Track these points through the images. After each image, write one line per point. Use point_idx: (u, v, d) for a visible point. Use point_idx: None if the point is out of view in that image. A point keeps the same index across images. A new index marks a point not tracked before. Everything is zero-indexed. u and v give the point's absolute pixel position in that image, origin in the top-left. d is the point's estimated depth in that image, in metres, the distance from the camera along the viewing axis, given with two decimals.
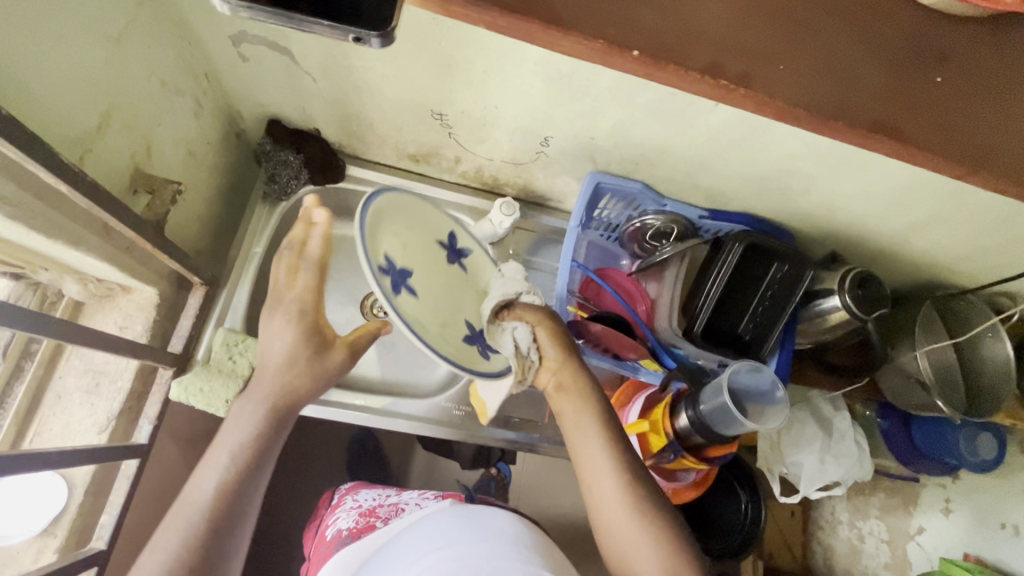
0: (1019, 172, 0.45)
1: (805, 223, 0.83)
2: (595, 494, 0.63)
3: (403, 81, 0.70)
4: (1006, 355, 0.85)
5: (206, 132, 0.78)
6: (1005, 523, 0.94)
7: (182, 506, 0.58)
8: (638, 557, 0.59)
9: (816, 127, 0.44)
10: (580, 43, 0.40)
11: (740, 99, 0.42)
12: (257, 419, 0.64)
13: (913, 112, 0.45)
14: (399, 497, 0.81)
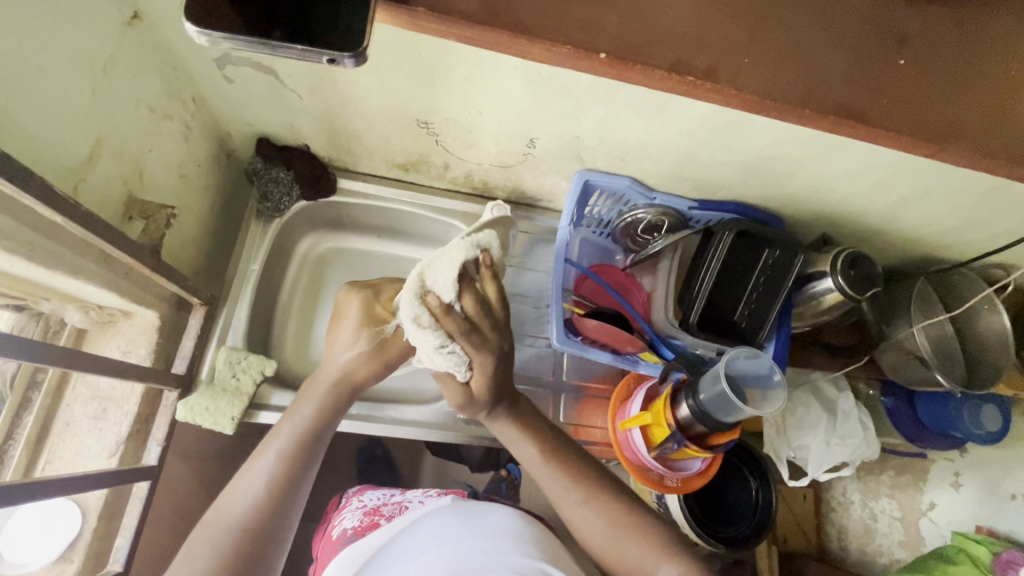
0: (987, 147, 0.47)
1: (794, 207, 0.84)
2: (558, 502, 0.66)
3: (388, 92, 0.71)
4: (1002, 326, 0.85)
5: (196, 154, 0.79)
6: (1013, 494, 0.99)
7: (240, 481, 0.59)
8: (608, 550, 0.63)
9: (786, 116, 0.45)
10: (548, 49, 0.42)
11: (706, 93, 0.44)
12: (322, 397, 0.66)
13: (881, 95, 0.46)
14: (403, 496, 0.81)
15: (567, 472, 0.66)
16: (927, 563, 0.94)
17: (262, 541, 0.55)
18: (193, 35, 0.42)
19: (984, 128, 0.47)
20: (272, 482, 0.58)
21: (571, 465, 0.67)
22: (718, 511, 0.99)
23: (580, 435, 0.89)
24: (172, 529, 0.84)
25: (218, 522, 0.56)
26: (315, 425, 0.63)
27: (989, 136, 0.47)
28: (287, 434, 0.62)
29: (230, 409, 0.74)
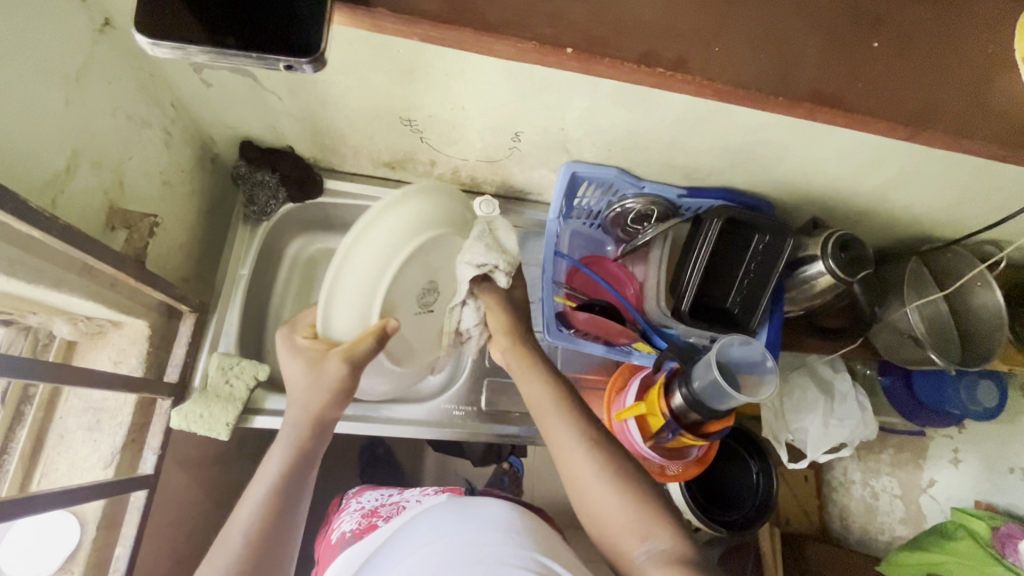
0: (962, 127, 0.48)
1: (783, 191, 0.83)
2: (576, 480, 0.61)
3: (368, 90, 0.70)
4: (996, 303, 0.85)
5: (179, 160, 0.78)
6: (1012, 468, 0.99)
7: (224, 535, 0.56)
8: (600, 510, 0.59)
9: (759, 103, 0.46)
10: (512, 44, 0.43)
11: (678, 83, 0.45)
12: (293, 434, 0.63)
13: (855, 78, 0.47)
14: (401, 496, 0.82)
15: (576, 421, 0.64)
16: (927, 540, 0.96)
17: None
18: (162, 52, 0.42)
19: (959, 107, 0.48)
20: (252, 534, 0.56)
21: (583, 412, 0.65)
22: (719, 496, 0.99)
23: None
24: (175, 535, 0.84)
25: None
26: (293, 465, 0.60)
27: (965, 115, 0.48)
28: (266, 480, 0.59)
29: (224, 415, 0.74)
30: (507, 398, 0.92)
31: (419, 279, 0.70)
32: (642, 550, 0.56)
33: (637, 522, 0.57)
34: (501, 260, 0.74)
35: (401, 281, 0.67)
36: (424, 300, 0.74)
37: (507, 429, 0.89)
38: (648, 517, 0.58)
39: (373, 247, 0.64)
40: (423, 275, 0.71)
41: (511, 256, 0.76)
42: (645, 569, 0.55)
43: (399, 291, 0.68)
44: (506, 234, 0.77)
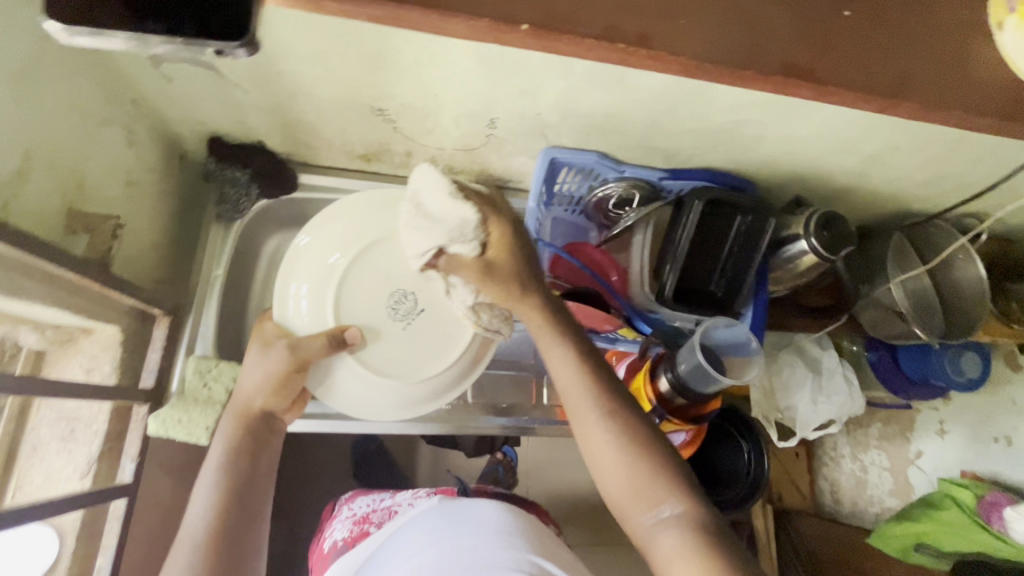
0: (937, 98, 0.47)
1: (764, 171, 0.82)
2: (588, 439, 0.57)
3: (336, 80, 0.67)
4: (978, 274, 0.84)
5: (145, 159, 0.75)
6: (996, 437, 1.00)
7: (177, 547, 0.63)
8: (606, 471, 0.56)
9: (728, 77, 0.45)
10: (467, 24, 0.41)
11: (644, 59, 0.43)
12: (234, 429, 0.70)
13: (827, 49, 0.46)
14: (393, 499, 0.81)
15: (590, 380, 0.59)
16: (914, 511, 0.97)
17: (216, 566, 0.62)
18: (72, 37, 0.40)
19: (934, 79, 0.47)
20: (206, 526, 0.64)
21: (601, 376, 0.60)
22: (711, 477, 1.00)
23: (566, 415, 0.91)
24: (163, 540, 0.83)
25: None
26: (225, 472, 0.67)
27: (942, 85, 0.47)
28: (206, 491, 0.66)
29: (204, 419, 0.73)
30: (496, 389, 0.92)
31: (382, 272, 0.76)
32: (653, 517, 0.53)
33: (646, 492, 0.54)
34: (439, 235, 0.66)
35: (355, 275, 0.75)
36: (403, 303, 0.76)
37: (499, 421, 0.88)
38: (661, 486, 0.54)
39: (327, 243, 0.76)
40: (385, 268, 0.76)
41: (449, 224, 0.65)
42: (657, 535, 0.53)
43: (373, 288, 0.76)
44: (436, 198, 0.66)
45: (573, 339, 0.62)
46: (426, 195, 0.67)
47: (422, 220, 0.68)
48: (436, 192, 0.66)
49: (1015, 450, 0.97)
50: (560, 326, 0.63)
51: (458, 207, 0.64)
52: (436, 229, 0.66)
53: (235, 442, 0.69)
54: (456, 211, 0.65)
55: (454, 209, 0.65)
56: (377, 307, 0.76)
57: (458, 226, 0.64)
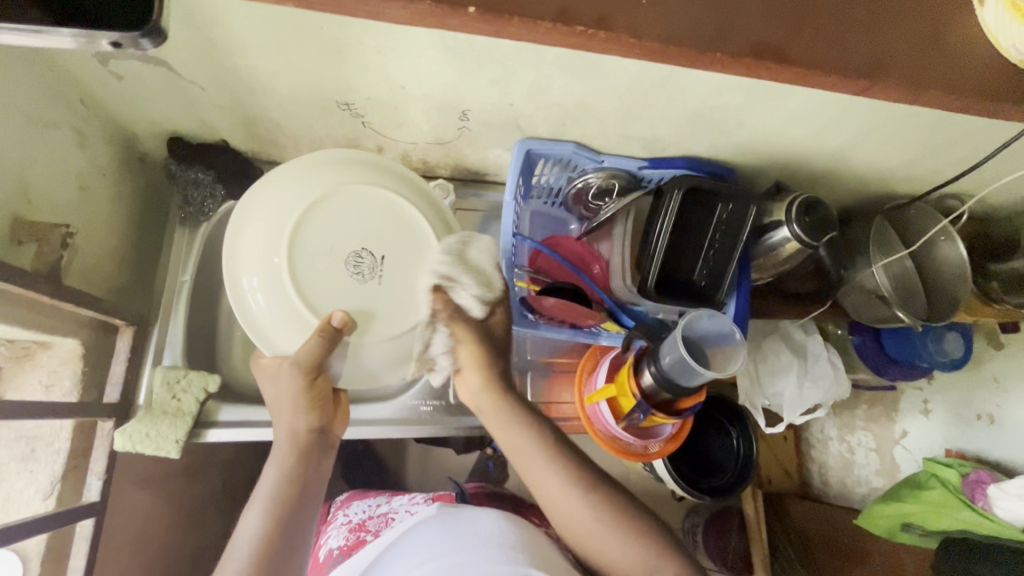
0: (917, 77, 0.45)
1: (744, 157, 0.81)
2: (575, 528, 0.63)
3: (297, 75, 0.64)
4: (959, 256, 0.84)
5: (99, 163, 0.72)
6: (979, 414, 1.01)
7: (225, 563, 0.59)
8: (600, 553, 0.62)
9: (691, 61, 0.43)
10: (407, 8, 0.40)
11: (604, 41, 0.41)
12: (286, 449, 0.69)
13: (803, 28, 0.44)
14: (388, 506, 0.83)
15: (565, 470, 0.66)
16: (901, 492, 0.98)
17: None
18: None
19: (912, 55, 0.45)
20: (261, 538, 0.60)
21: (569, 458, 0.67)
22: (702, 465, 0.99)
23: (552, 413, 0.89)
24: (141, 556, 0.81)
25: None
26: (278, 494, 0.64)
27: (918, 62, 0.45)
28: (257, 510, 0.63)
29: (173, 432, 0.70)
30: None
31: (336, 241, 0.70)
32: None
33: (625, 556, 0.61)
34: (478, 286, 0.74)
35: (303, 264, 0.68)
36: (363, 257, 0.70)
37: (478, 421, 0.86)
38: (636, 544, 0.62)
39: (264, 246, 0.68)
40: (337, 237, 0.70)
41: (482, 280, 0.74)
42: None
43: (322, 273, 0.69)
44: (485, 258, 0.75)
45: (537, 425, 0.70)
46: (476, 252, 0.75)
47: (460, 266, 0.74)
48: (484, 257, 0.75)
49: (996, 427, 0.97)
50: (515, 413, 0.71)
51: (493, 280, 0.76)
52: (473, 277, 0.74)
53: (288, 467, 0.67)
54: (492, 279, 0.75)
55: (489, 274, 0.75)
56: (344, 281, 0.70)
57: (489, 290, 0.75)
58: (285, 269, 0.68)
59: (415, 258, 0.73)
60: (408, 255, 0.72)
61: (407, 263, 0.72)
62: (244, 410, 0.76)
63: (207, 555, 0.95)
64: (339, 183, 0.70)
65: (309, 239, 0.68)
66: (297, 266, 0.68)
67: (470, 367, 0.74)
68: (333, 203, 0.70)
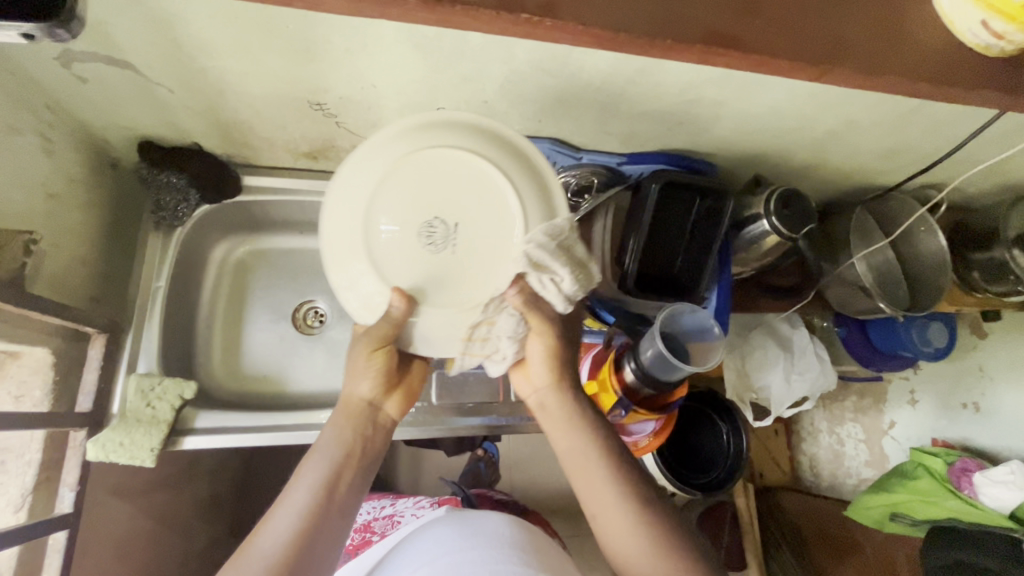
0: (874, 63, 0.44)
1: (724, 151, 0.80)
2: (622, 549, 0.56)
3: (267, 75, 0.63)
4: (940, 245, 0.85)
5: (67, 168, 0.70)
6: (966, 404, 1.02)
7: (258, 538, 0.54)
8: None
9: (643, 49, 0.41)
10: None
11: (549, 31, 0.40)
12: (349, 418, 0.63)
13: (752, 15, 0.43)
14: (394, 508, 0.90)
15: (621, 479, 0.59)
16: (888, 482, 0.97)
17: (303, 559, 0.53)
18: None
19: (871, 41, 0.44)
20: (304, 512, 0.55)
21: (630, 473, 0.60)
22: (688, 458, 1.00)
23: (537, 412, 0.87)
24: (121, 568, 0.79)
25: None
26: (334, 463, 0.59)
27: (876, 51, 0.44)
28: (311, 474, 0.58)
29: (148, 441, 0.70)
30: (458, 389, 0.88)
31: (411, 206, 0.58)
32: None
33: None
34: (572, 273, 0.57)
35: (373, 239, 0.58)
36: (437, 227, 0.58)
37: (470, 421, 0.85)
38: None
39: (343, 218, 0.59)
40: (414, 201, 0.58)
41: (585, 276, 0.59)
42: None
43: (398, 246, 0.58)
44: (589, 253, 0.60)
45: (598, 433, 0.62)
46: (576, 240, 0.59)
47: (557, 249, 0.58)
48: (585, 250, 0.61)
49: (983, 416, 0.99)
50: (576, 415, 0.63)
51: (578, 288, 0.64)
52: (569, 264, 0.58)
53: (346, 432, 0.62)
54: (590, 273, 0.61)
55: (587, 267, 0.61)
56: (418, 256, 0.59)
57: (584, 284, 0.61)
58: (357, 247, 0.59)
59: (497, 228, 0.59)
60: (491, 231, 0.59)
61: (488, 232, 0.59)
62: (220, 417, 0.76)
63: (191, 564, 0.94)
64: (410, 144, 0.58)
65: (385, 208, 0.58)
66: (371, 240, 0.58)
67: (536, 359, 0.64)
68: (406, 169, 0.58)
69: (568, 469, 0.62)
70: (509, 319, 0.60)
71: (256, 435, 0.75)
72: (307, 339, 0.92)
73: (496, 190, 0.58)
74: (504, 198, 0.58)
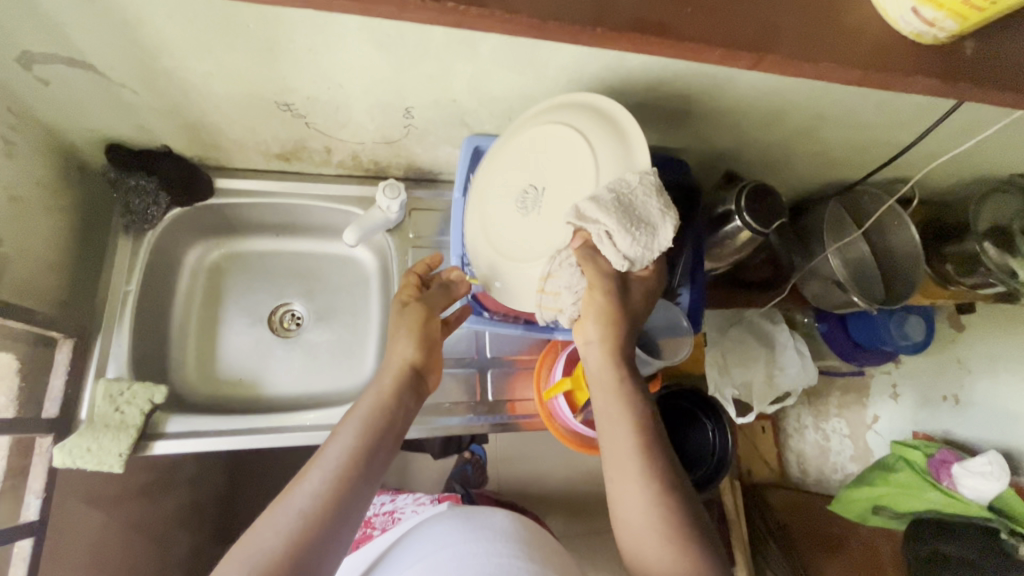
0: (809, 48, 0.44)
1: (695, 148, 0.81)
2: (631, 523, 0.55)
3: (231, 75, 0.63)
4: (912, 238, 0.85)
5: (33, 172, 0.69)
6: (945, 396, 1.02)
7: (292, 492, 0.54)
8: (643, 554, 0.54)
9: (574, 38, 0.41)
10: None
11: (476, 19, 0.40)
12: (391, 379, 0.66)
13: (680, 7, 0.43)
14: (394, 503, 0.92)
15: (646, 452, 0.56)
16: (869, 475, 0.99)
17: (335, 514, 0.53)
18: None
19: (804, 30, 0.44)
20: (340, 467, 0.56)
21: (660, 457, 0.57)
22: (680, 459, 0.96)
23: (516, 411, 0.88)
24: None
25: (242, 552, 0.50)
26: (371, 430, 0.60)
27: (811, 39, 0.44)
28: (347, 439, 0.59)
29: (115, 446, 0.70)
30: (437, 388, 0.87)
31: (512, 176, 0.69)
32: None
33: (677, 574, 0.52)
34: (618, 225, 0.54)
35: (487, 206, 0.71)
36: (529, 192, 0.67)
37: (449, 421, 0.85)
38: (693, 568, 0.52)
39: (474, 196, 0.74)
40: (514, 172, 0.69)
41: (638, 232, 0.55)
42: None
43: (502, 211, 0.69)
44: (659, 210, 0.55)
45: (637, 408, 0.59)
46: (644, 195, 0.55)
47: (610, 203, 0.55)
48: (655, 208, 0.55)
49: (962, 407, 0.99)
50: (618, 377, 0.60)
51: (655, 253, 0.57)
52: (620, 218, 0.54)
53: (387, 402, 0.63)
54: (657, 230, 0.56)
55: (656, 224, 0.56)
56: (513, 217, 0.68)
57: (648, 243, 0.56)
58: (478, 216, 0.72)
59: (582, 183, 0.61)
60: (570, 189, 0.63)
61: (572, 189, 0.62)
62: (192, 421, 0.76)
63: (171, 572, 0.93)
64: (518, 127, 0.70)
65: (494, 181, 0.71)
66: (484, 209, 0.71)
67: (590, 316, 0.60)
68: (512, 147, 0.69)
69: (599, 427, 0.60)
70: (571, 272, 0.60)
71: (233, 439, 0.75)
72: (284, 342, 0.92)
73: (580, 152, 0.62)
74: (586, 159, 0.61)
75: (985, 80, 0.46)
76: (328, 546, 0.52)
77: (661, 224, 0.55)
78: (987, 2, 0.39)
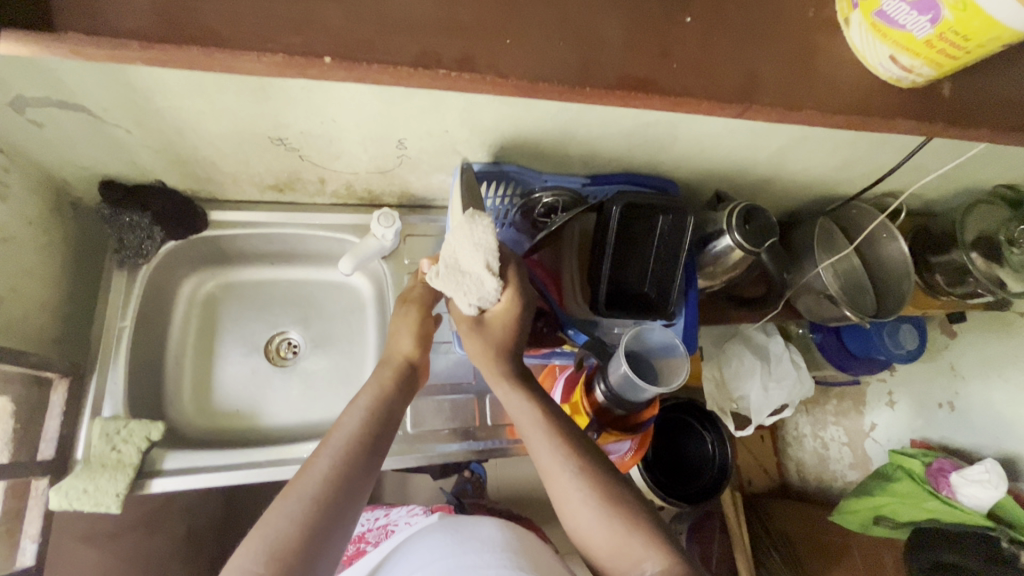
0: (791, 97, 0.45)
1: (685, 170, 0.82)
2: (569, 508, 0.54)
3: (225, 114, 0.64)
4: (901, 252, 0.87)
5: (26, 213, 0.69)
6: (940, 403, 1.03)
7: (296, 483, 0.53)
8: (585, 534, 0.53)
9: (564, 95, 0.43)
10: (258, 60, 0.38)
11: (467, 84, 0.41)
12: (386, 374, 0.66)
13: (666, 59, 0.44)
14: (387, 518, 0.91)
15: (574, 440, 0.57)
16: (870, 486, 0.97)
17: (338, 503, 0.52)
18: None
19: (784, 77, 0.46)
20: (341, 455, 0.55)
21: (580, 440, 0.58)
22: (678, 470, 1.01)
23: (515, 434, 0.87)
24: None
25: (255, 540, 0.49)
26: (372, 416, 0.60)
27: (791, 87, 0.46)
28: (349, 424, 0.59)
29: (112, 487, 0.69)
30: (432, 410, 0.87)
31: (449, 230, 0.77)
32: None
33: (624, 548, 0.51)
34: (450, 288, 0.62)
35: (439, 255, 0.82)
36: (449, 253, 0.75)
37: (448, 447, 0.85)
38: (635, 539, 0.51)
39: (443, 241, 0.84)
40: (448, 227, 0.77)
41: (469, 283, 0.61)
42: None
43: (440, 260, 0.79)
44: (474, 256, 0.60)
45: (543, 402, 0.61)
46: (462, 248, 0.61)
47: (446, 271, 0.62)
48: (473, 258, 0.60)
49: (957, 414, 1.00)
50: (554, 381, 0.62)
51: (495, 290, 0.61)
52: (453, 279, 0.62)
53: (389, 391, 0.64)
54: (482, 276, 0.60)
55: (480, 272, 0.60)
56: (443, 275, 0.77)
57: (482, 289, 0.61)
58: None
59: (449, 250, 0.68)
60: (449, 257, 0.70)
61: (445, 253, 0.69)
62: (190, 457, 0.76)
63: None
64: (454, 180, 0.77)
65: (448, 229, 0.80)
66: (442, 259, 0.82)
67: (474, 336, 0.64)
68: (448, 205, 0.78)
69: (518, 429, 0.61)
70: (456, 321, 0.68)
71: (228, 474, 0.74)
72: (281, 371, 0.92)
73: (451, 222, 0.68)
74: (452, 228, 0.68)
75: (952, 121, 0.48)
76: (333, 534, 0.51)
77: (480, 269, 0.60)
78: (962, 52, 0.40)
